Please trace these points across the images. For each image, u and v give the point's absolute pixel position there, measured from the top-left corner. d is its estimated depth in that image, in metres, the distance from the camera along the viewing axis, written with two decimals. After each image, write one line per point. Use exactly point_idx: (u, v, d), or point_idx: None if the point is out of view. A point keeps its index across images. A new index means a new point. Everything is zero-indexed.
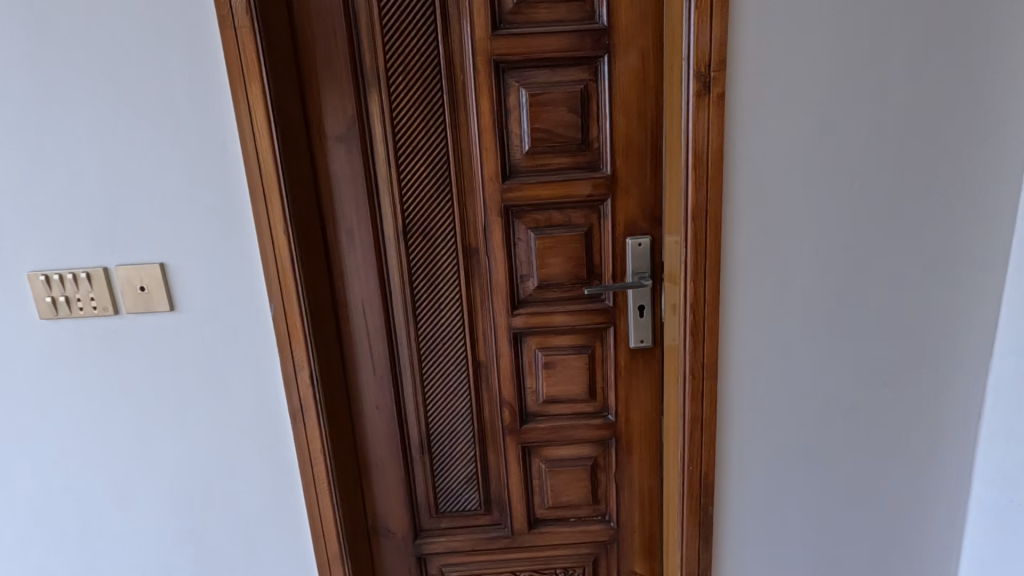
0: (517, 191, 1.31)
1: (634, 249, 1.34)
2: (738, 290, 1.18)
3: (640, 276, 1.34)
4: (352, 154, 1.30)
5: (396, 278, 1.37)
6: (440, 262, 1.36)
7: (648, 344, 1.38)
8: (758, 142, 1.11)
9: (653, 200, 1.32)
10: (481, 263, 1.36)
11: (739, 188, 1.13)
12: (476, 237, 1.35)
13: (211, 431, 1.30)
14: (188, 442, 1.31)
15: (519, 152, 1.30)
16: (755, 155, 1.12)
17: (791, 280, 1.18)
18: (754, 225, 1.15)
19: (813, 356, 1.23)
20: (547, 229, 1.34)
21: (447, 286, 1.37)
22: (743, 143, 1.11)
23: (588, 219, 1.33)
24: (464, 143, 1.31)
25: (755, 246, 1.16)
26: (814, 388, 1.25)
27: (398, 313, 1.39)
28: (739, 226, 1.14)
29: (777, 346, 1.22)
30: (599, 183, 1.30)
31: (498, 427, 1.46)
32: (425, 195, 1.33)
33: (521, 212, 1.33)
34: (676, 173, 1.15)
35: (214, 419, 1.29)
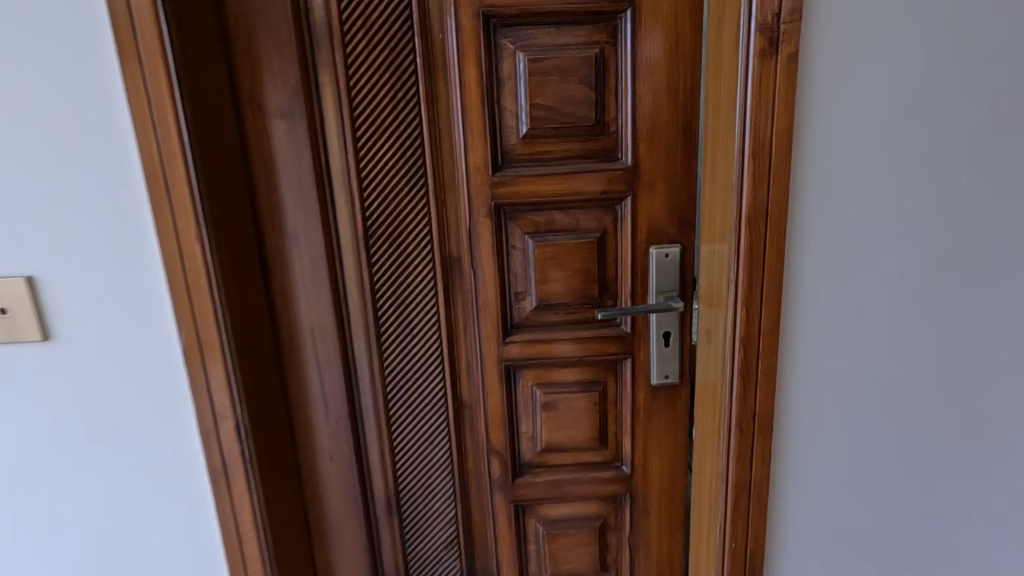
0: (512, 185, 1.02)
1: (660, 262, 1.05)
2: (800, 317, 0.90)
3: (669, 295, 1.06)
4: (297, 135, 1.00)
5: (356, 297, 1.07)
6: (412, 276, 1.06)
7: (673, 380, 1.11)
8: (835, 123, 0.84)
9: (685, 199, 1.04)
10: (465, 279, 1.07)
11: (809, 184, 0.85)
12: (457, 244, 1.06)
13: (99, 502, 0.96)
14: (68, 518, 0.96)
15: (514, 136, 1.01)
16: (831, 141, 0.84)
17: (867, 306, 0.91)
18: (825, 233, 0.88)
19: (893, 402, 0.96)
20: (548, 234, 1.05)
21: (421, 307, 1.07)
22: (816, 124, 0.83)
23: (601, 222, 1.05)
24: (443, 125, 1.01)
25: (825, 260, 0.89)
26: (891, 439, 0.98)
27: (359, 341, 1.09)
28: (806, 235, 0.87)
29: (847, 388, 0.95)
30: (616, 177, 1.02)
31: (485, 481, 1.17)
32: (393, 187, 1.02)
33: (515, 213, 1.05)
34: (726, 165, 0.86)
35: (103, 484, 0.96)
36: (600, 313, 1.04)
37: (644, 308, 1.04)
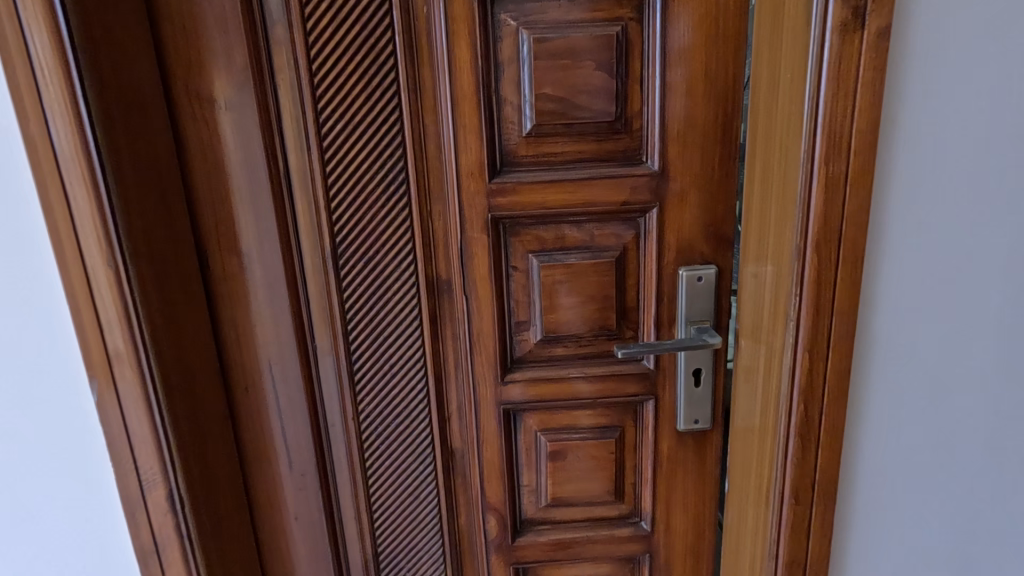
0: (513, 195, 0.84)
1: (692, 286, 0.88)
2: (882, 363, 0.72)
3: (701, 326, 0.88)
4: (247, 131, 0.80)
5: (323, 329, 0.88)
6: (391, 304, 0.87)
7: (704, 426, 0.93)
8: (938, 119, 0.65)
9: (723, 211, 0.86)
10: (456, 307, 0.89)
11: (894, 198, 0.67)
12: (447, 265, 0.87)
13: None
14: None
15: (517, 134, 0.83)
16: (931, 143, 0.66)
17: (966, 348, 0.73)
18: (920, 260, 0.69)
19: (993, 466, 0.77)
20: (557, 254, 0.87)
21: (403, 341, 0.89)
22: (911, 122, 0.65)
23: (621, 239, 0.87)
24: (430, 119, 0.82)
25: (917, 293, 0.70)
26: (992, 511, 0.79)
27: (328, 382, 0.90)
28: (891, 261, 0.69)
29: (936, 449, 0.76)
30: (639, 185, 0.84)
31: (480, 541, 0.99)
32: (367, 197, 0.83)
33: (518, 228, 0.87)
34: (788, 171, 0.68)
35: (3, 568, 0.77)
36: (620, 350, 0.86)
37: (673, 343, 0.87)
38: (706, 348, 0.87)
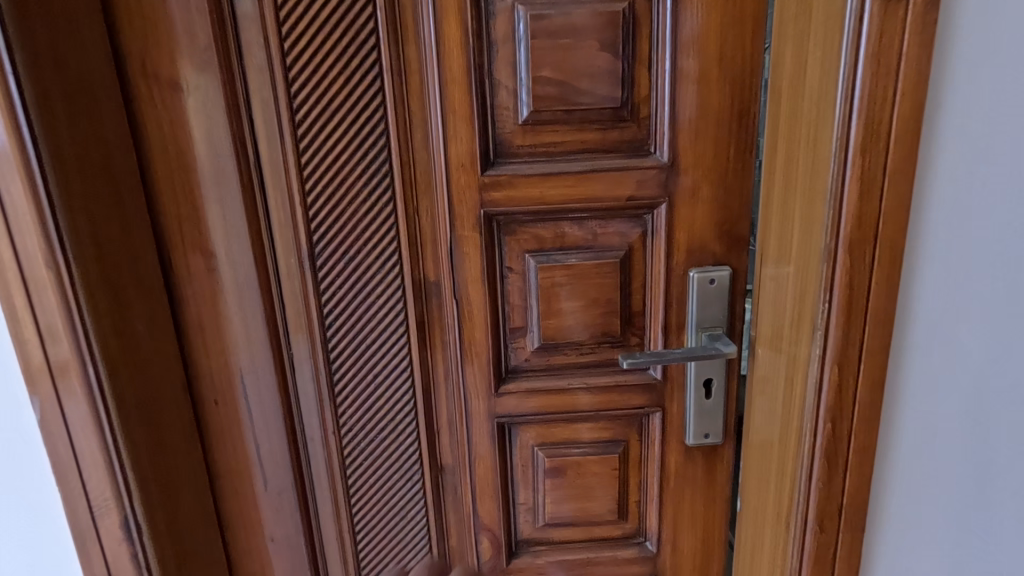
0: (509, 189, 0.77)
1: (704, 290, 0.80)
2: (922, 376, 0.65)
3: (713, 333, 0.81)
4: (212, 116, 0.72)
5: (299, 336, 0.80)
6: (374, 309, 0.79)
7: (715, 441, 0.86)
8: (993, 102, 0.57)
9: (738, 207, 0.78)
10: (446, 312, 0.81)
11: (939, 192, 0.59)
12: (436, 265, 0.80)
13: None
14: None
15: (512, 122, 0.75)
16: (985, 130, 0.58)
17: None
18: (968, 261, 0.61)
19: None
20: (556, 254, 0.80)
21: (387, 349, 0.81)
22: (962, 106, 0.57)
23: (626, 238, 0.80)
24: (416, 104, 0.74)
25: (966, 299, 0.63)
26: None
27: (305, 393, 0.82)
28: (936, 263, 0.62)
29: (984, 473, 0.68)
30: (646, 178, 0.77)
31: (472, 564, 0.92)
32: (347, 190, 0.75)
33: (513, 226, 0.79)
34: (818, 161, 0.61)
35: None
36: (624, 359, 0.78)
37: (683, 352, 0.80)
38: (719, 357, 0.80)
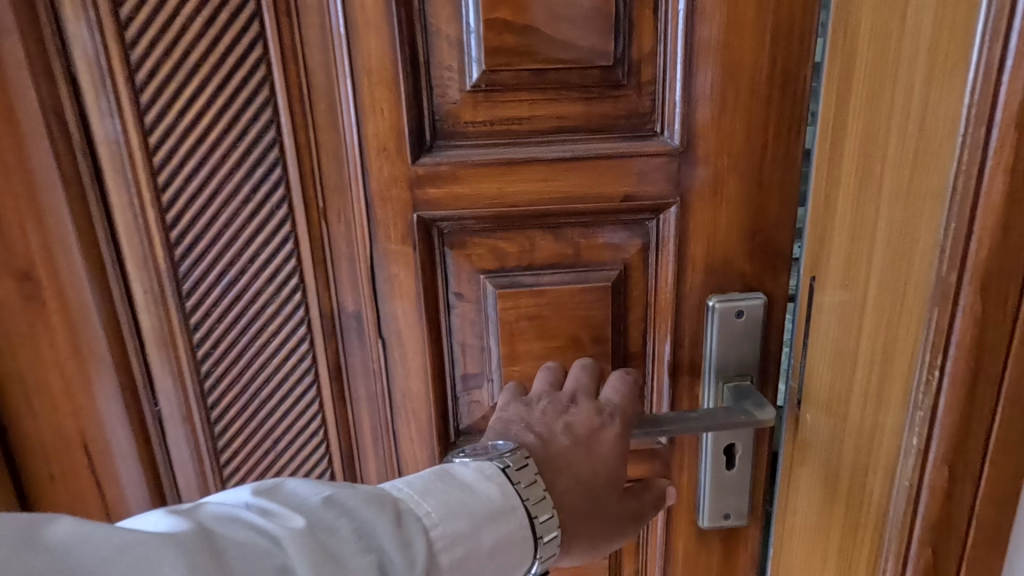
0: (455, 184, 0.54)
1: (728, 325, 0.58)
2: None
3: (740, 386, 0.59)
4: (10, 78, 0.49)
5: (166, 388, 0.58)
6: (268, 352, 0.58)
7: (738, 523, 0.64)
8: None
9: (776, 211, 0.56)
10: (370, 355, 0.59)
11: None
12: (354, 290, 0.57)
13: None
14: None
15: (458, 88, 0.52)
16: None
17: None
18: None
19: None
20: (524, 273, 0.58)
21: (290, 405, 0.60)
22: None
23: (621, 252, 0.58)
24: (317, 60, 0.51)
25: None
26: None
27: (181, 464, 0.61)
28: None
29: None
30: (649, 170, 0.55)
31: None
32: (218, 186, 0.52)
33: (462, 236, 0.57)
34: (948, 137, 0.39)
35: None
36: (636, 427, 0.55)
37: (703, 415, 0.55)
38: (753, 426, 0.55)
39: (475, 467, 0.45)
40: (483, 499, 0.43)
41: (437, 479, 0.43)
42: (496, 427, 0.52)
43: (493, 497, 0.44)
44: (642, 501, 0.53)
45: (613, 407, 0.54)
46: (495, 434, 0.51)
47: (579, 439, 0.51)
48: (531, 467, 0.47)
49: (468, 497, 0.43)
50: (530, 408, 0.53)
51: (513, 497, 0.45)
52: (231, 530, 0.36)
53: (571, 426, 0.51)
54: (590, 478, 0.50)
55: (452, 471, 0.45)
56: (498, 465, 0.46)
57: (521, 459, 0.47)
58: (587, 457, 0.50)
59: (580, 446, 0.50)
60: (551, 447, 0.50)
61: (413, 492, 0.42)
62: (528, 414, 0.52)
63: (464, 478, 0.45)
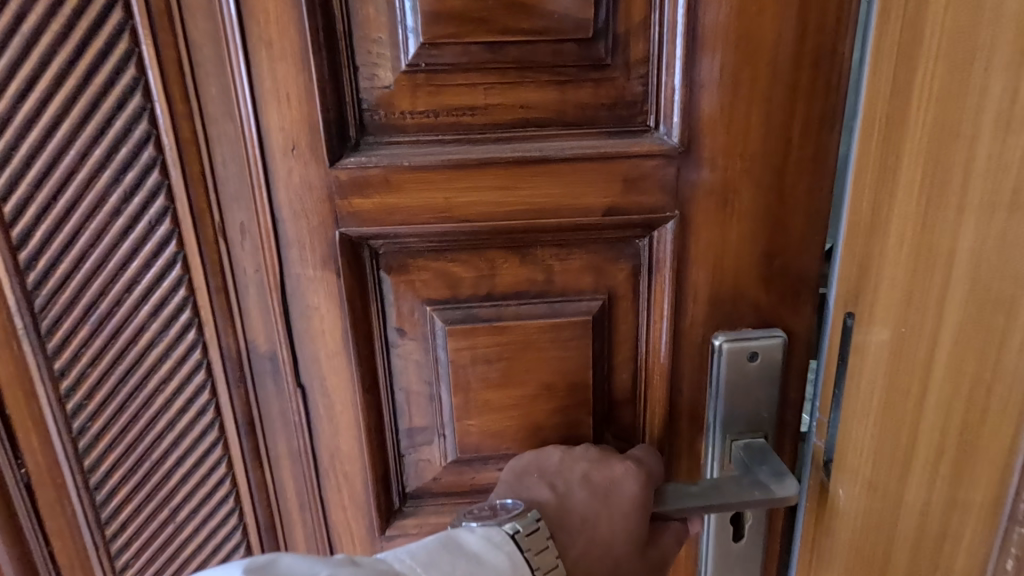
0: (389, 192, 0.42)
1: (738, 369, 0.46)
2: None
3: (752, 444, 0.47)
4: None
5: (30, 448, 0.46)
6: (158, 403, 0.46)
7: None
8: None
9: (800, 228, 0.44)
10: (290, 406, 0.47)
11: None
12: (267, 326, 0.45)
13: None
14: None
15: (390, 68, 0.40)
16: None
17: None
18: None
19: None
20: (482, 305, 0.46)
21: (190, 468, 0.48)
22: None
23: (603, 277, 0.46)
24: (200, 29, 0.38)
25: None
26: None
27: (57, 539, 0.49)
28: None
29: None
30: (640, 175, 0.43)
31: None
32: (78, 195, 0.40)
33: (402, 258, 0.45)
34: None
35: None
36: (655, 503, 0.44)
37: (712, 492, 0.44)
38: (771, 504, 0.44)
39: (483, 532, 0.41)
40: (491, 573, 0.39)
41: (439, 550, 0.39)
42: (506, 481, 0.46)
43: (502, 569, 0.40)
44: (665, 549, 0.46)
45: (639, 455, 0.46)
46: (504, 489, 0.46)
47: (597, 495, 0.44)
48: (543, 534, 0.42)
49: (476, 570, 0.39)
50: (546, 453, 0.46)
51: (523, 567, 0.40)
52: None
53: (588, 483, 0.44)
54: (608, 542, 0.44)
55: (459, 537, 0.41)
56: (507, 530, 0.41)
57: (532, 522, 0.42)
58: (606, 516, 0.44)
59: (597, 505, 0.44)
60: (564, 507, 0.44)
61: (415, 564, 0.38)
62: (543, 461, 0.46)
63: (473, 546, 0.40)
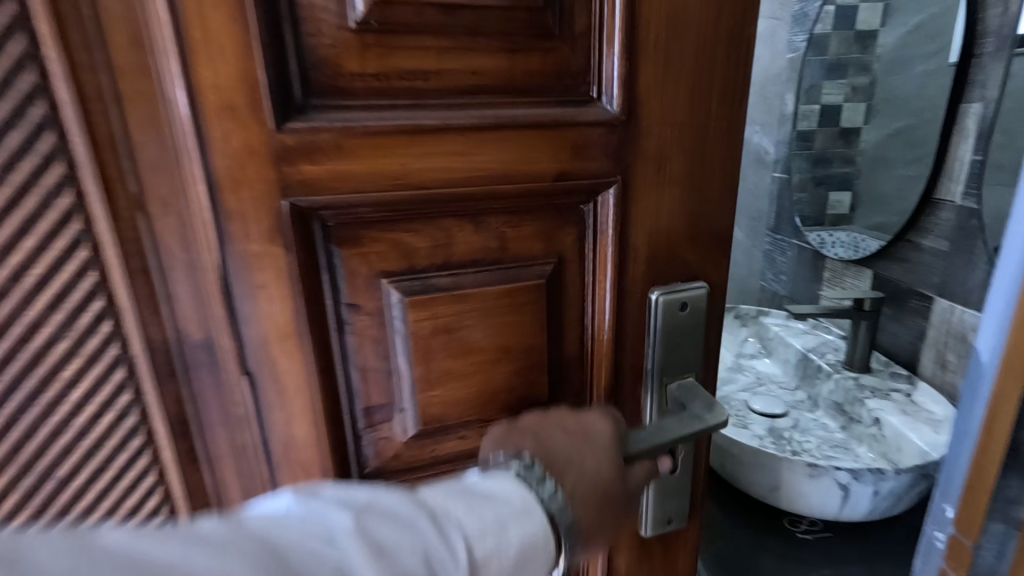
0: (341, 158, 0.39)
1: (672, 320, 0.52)
2: None
3: (683, 383, 0.54)
4: None
5: None
6: (61, 414, 0.39)
7: (679, 526, 0.61)
8: None
9: (717, 194, 0.50)
10: (232, 396, 0.43)
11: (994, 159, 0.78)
12: (202, 312, 0.40)
13: None
14: None
15: (336, 24, 0.37)
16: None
17: None
18: None
19: None
20: (440, 275, 0.46)
21: (111, 479, 0.42)
22: None
23: (553, 244, 0.49)
24: None
25: None
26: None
27: None
28: None
29: None
30: (585, 142, 0.46)
31: None
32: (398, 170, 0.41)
33: (359, 231, 0.43)
34: None
35: None
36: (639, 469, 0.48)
37: (682, 429, 0.49)
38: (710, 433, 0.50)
39: (489, 481, 0.41)
40: (504, 504, 0.39)
41: (423, 518, 0.36)
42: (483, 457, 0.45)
43: (514, 504, 0.40)
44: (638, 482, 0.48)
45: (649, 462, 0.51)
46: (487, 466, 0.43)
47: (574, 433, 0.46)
48: (555, 484, 0.42)
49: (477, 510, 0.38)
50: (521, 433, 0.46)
51: (534, 506, 0.40)
52: (285, 536, 0.32)
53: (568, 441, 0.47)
54: (596, 474, 0.44)
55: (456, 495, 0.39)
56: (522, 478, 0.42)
57: (534, 472, 0.42)
58: (591, 451, 0.45)
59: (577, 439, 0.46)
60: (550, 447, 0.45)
61: (445, 500, 0.39)
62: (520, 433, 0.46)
63: (443, 509, 0.38)
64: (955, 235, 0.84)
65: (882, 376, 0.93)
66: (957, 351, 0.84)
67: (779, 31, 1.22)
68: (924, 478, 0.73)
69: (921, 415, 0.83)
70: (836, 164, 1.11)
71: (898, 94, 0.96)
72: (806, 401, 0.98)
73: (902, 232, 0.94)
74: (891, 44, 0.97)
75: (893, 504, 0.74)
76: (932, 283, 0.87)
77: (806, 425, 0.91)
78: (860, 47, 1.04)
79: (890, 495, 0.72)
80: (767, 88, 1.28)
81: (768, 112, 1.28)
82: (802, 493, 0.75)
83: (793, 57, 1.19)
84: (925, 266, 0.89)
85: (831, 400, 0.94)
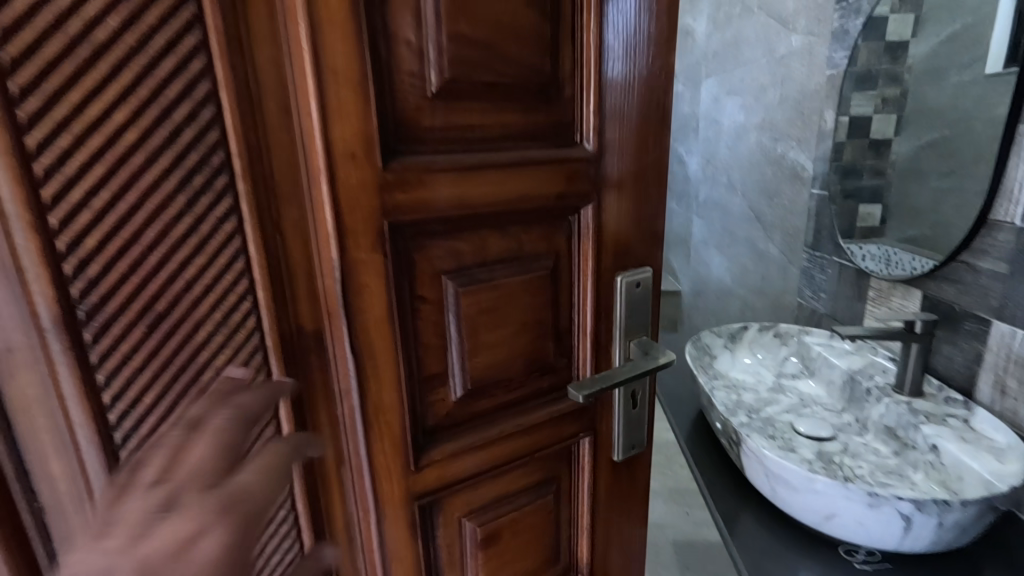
0: (421, 189, 0.54)
1: (632, 295, 0.73)
2: None
3: (639, 341, 0.75)
4: None
5: (48, 476, 0.44)
6: None
7: (639, 449, 0.81)
8: None
9: (653, 205, 0.72)
10: (335, 372, 0.55)
11: None
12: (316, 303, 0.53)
13: None
14: None
15: (416, 93, 0.53)
16: None
17: None
18: None
19: None
20: (480, 269, 0.61)
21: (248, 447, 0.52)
22: None
23: (553, 244, 0.66)
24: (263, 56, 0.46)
25: None
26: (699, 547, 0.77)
27: None
28: None
29: None
30: (575, 171, 0.64)
31: None
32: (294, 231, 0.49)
33: (428, 239, 0.57)
34: None
35: None
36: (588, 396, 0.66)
37: (643, 367, 0.72)
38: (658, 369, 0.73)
39: None
40: None
41: None
42: None
43: None
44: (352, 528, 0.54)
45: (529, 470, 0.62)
46: None
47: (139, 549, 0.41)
48: None
49: None
50: None
51: None
52: None
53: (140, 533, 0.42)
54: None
55: None
56: None
57: None
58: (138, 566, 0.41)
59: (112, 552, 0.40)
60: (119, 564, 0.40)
61: None
62: None
63: None
64: (1013, 256, 0.95)
65: (939, 403, 1.07)
66: (1016, 378, 0.95)
67: (819, 47, 1.54)
68: (991, 510, 0.82)
69: (982, 443, 0.95)
70: (869, 173, 1.39)
71: (932, 101, 1.20)
72: (854, 424, 1.18)
73: (955, 255, 1.07)
74: (923, 53, 1.21)
75: (959, 536, 0.84)
76: (992, 306, 0.99)
77: (856, 449, 1.09)
78: (892, 58, 1.29)
79: (953, 527, 0.82)
80: (804, 103, 1.62)
81: (806, 127, 1.61)
82: (861, 523, 0.86)
83: (833, 73, 1.47)
84: (982, 290, 1.02)
85: (884, 424, 1.12)
